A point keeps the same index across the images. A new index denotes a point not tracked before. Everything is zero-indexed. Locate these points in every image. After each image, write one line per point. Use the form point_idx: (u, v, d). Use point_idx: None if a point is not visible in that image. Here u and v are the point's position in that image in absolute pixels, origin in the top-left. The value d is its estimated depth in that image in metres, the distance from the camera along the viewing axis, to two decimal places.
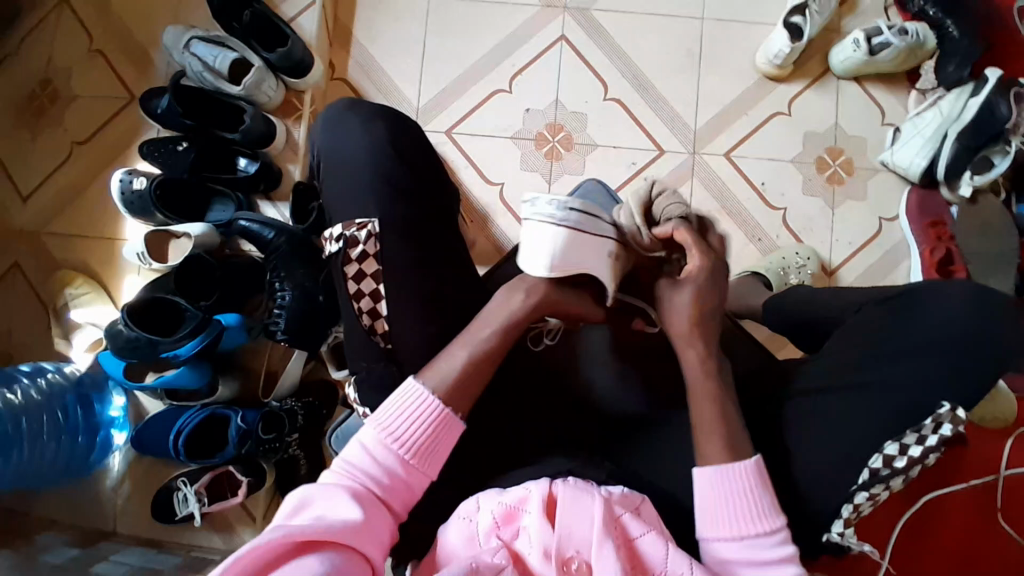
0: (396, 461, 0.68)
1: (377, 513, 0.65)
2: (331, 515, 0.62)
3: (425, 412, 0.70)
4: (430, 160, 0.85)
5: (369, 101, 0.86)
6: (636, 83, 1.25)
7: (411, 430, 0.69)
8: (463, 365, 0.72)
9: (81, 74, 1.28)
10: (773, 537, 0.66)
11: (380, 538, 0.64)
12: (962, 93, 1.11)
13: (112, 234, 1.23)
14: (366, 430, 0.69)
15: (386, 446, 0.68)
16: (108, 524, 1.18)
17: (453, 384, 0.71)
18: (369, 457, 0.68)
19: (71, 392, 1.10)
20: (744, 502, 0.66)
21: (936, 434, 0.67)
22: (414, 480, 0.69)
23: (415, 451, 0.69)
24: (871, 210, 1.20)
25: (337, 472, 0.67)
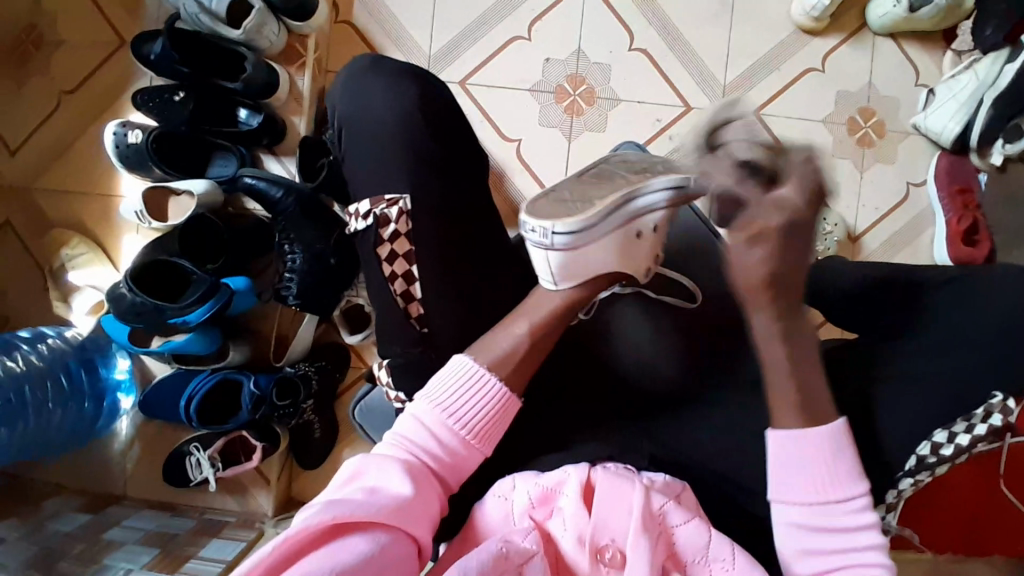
0: (452, 437, 0.67)
1: (430, 490, 0.64)
2: (381, 489, 0.61)
3: (482, 390, 0.68)
4: (463, 127, 0.80)
5: (396, 60, 0.81)
6: (664, 34, 1.18)
7: (473, 410, 0.67)
8: (523, 343, 0.70)
9: (65, 15, 1.17)
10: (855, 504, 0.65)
11: (431, 516, 0.62)
12: (999, 59, 1.05)
13: (107, 191, 1.16)
14: (421, 403, 0.68)
15: (445, 425, 0.67)
16: (118, 487, 1.17)
17: (514, 365, 0.70)
18: (423, 430, 0.67)
19: (72, 357, 1.06)
20: (824, 467, 0.65)
21: (986, 424, 0.69)
22: (469, 456, 0.67)
23: (471, 429, 0.67)
24: (899, 174, 1.17)
25: (393, 444, 0.66)
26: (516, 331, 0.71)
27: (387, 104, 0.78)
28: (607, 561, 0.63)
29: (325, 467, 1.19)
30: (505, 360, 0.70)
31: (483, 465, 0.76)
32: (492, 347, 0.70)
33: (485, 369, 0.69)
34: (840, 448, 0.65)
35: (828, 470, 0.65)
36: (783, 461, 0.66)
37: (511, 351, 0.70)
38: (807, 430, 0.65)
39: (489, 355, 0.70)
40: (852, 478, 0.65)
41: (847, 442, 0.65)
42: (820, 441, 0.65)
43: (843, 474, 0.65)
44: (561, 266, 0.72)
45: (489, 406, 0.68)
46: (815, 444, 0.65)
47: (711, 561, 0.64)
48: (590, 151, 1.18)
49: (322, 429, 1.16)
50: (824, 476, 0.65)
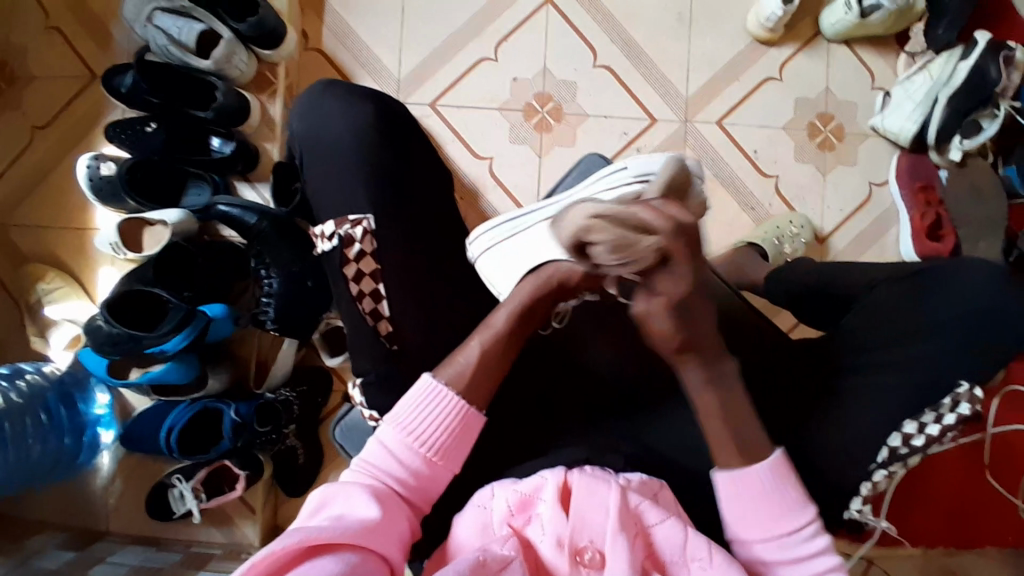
0: (416, 459, 0.67)
1: (397, 512, 0.64)
2: (348, 515, 0.61)
3: (445, 410, 0.69)
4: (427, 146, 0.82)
5: (351, 84, 0.85)
6: (626, 50, 1.22)
7: (433, 430, 0.68)
8: (477, 355, 0.71)
9: (36, 52, 1.18)
10: (805, 530, 0.65)
11: (400, 537, 0.63)
12: (952, 57, 1.11)
13: (82, 225, 1.16)
14: (385, 428, 0.69)
15: (408, 447, 0.67)
16: (101, 522, 1.15)
17: (471, 377, 0.70)
18: (387, 453, 0.67)
19: (52, 391, 1.05)
20: (773, 500, 0.65)
21: (954, 412, 0.72)
22: (436, 475, 0.68)
23: (436, 449, 0.68)
24: (862, 175, 1.20)
25: (358, 471, 0.67)
26: (470, 343, 0.72)
27: (345, 128, 0.82)
28: (586, 563, 0.63)
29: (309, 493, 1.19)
30: (468, 373, 0.70)
31: (465, 478, 0.77)
32: (454, 363, 0.71)
33: (449, 389, 0.69)
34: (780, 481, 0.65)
35: (777, 501, 0.65)
36: (733, 496, 0.65)
37: (477, 362, 0.71)
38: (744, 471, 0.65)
39: (449, 371, 0.71)
40: (798, 507, 0.65)
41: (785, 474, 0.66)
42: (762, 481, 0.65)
43: (790, 504, 0.65)
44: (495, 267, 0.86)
45: (452, 425, 0.69)
46: (756, 482, 0.65)
47: (690, 561, 0.64)
48: (560, 165, 1.20)
49: (307, 455, 1.17)
50: (767, 510, 0.65)
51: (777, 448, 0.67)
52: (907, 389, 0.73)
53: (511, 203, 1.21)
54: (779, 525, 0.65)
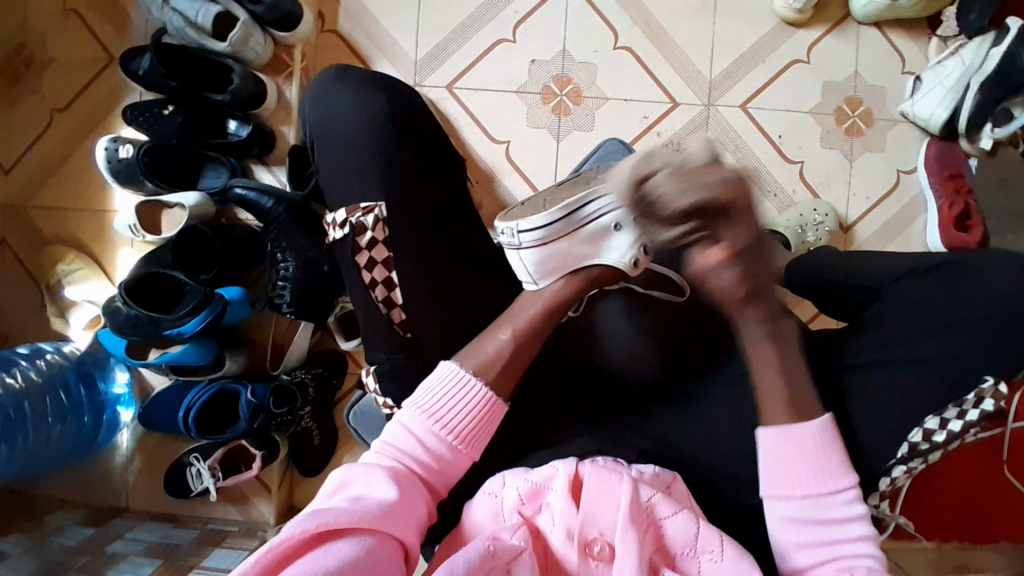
0: (440, 444, 0.67)
1: (416, 494, 0.64)
2: (365, 496, 0.61)
3: (469, 396, 0.69)
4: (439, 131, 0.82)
5: (361, 69, 0.85)
6: (648, 31, 1.19)
7: (457, 416, 0.68)
8: (510, 348, 0.72)
9: (55, 34, 1.18)
10: (842, 496, 0.65)
11: (417, 521, 0.63)
12: (984, 43, 1.06)
13: (101, 207, 1.17)
14: (407, 411, 0.69)
15: (431, 432, 0.68)
16: (120, 499, 1.17)
17: (500, 367, 0.71)
18: (408, 435, 0.68)
19: (71, 371, 1.07)
20: (806, 461, 0.66)
21: (978, 409, 0.70)
22: (456, 461, 0.68)
23: (458, 435, 0.68)
24: (889, 162, 1.17)
25: (379, 452, 0.67)
26: (502, 336, 0.72)
27: (356, 114, 0.80)
28: (595, 555, 0.62)
29: (324, 475, 1.20)
30: (498, 366, 0.71)
31: (477, 467, 0.77)
32: (481, 353, 0.71)
33: (473, 375, 0.70)
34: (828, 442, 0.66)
35: (825, 461, 0.66)
36: (776, 456, 0.67)
37: (502, 350, 0.72)
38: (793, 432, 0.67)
39: (477, 361, 0.71)
40: (841, 471, 0.66)
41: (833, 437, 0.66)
42: (807, 439, 0.66)
43: (833, 468, 0.66)
44: (536, 265, 0.76)
45: (476, 411, 0.69)
46: (806, 438, 0.66)
47: (700, 553, 0.64)
48: (578, 150, 1.19)
49: (321, 437, 1.17)
50: (815, 468, 0.66)
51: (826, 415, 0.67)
52: (931, 387, 0.71)
53: (527, 187, 1.19)
54: (819, 491, 0.65)
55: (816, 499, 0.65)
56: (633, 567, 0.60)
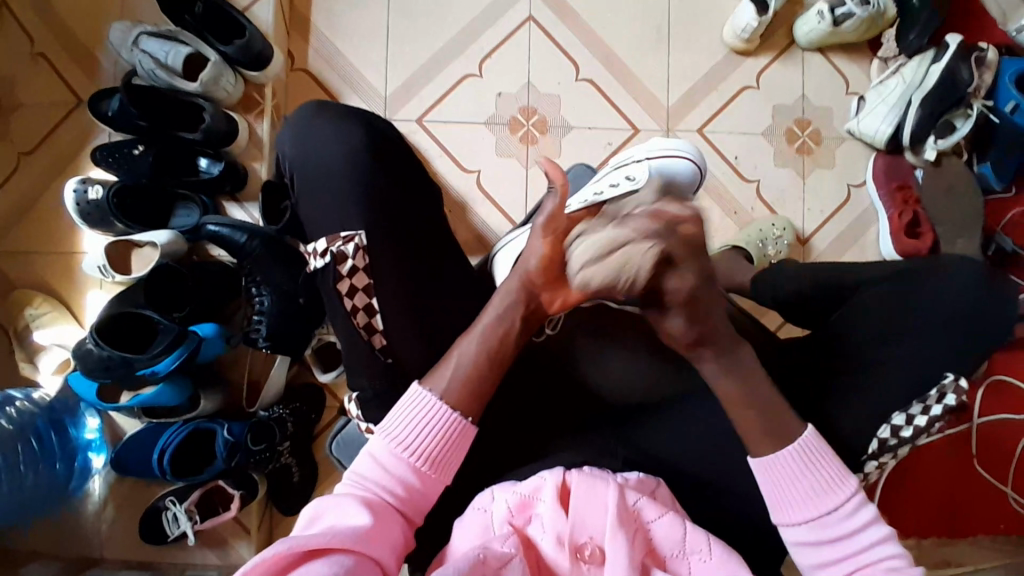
0: (407, 470, 0.68)
1: (389, 520, 0.65)
2: (339, 525, 0.62)
3: (436, 417, 0.70)
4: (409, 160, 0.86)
5: (337, 102, 0.87)
6: (607, 62, 1.25)
7: (424, 439, 0.69)
8: (474, 357, 0.73)
9: (22, 78, 1.18)
10: (846, 509, 0.67)
11: (392, 544, 0.63)
12: (924, 61, 1.14)
13: (70, 249, 1.16)
14: (374, 440, 0.70)
15: (397, 457, 0.69)
16: (91, 550, 1.13)
17: (463, 379, 0.72)
18: (377, 465, 0.68)
19: (43, 418, 1.04)
20: (805, 480, 0.68)
21: (941, 404, 0.74)
22: (426, 485, 0.69)
23: (425, 457, 0.69)
24: (840, 178, 1.23)
25: (352, 484, 0.68)
26: (466, 347, 0.73)
27: (333, 145, 0.83)
28: (586, 559, 0.64)
29: None
30: (462, 376, 0.72)
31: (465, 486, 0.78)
32: (444, 369, 0.72)
33: (437, 396, 0.70)
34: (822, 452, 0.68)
35: (823, 475, 0.68)
36: (770, 481, 0.69)
37: (465, 371, 0.72)
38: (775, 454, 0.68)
39: (441, 378, 0.72)
40: (839, 483, 0.68)
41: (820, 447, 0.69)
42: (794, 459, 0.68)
43: (830, 481, 0.67)
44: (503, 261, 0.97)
45: (443, 434, 0.70)
46: (791, 461, 0.68)
47: (689, 552, 0.65)
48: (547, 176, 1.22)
49: (301, 473, 1.16)
50: (811, 489, 0.67)
51: (806, 429, 0.69)
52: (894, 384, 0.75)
53: (498, 214, 1.22)
54: (823, 509, 0.67)
55: (820, 518, 0.67)
56: (623, 569, 0.61)
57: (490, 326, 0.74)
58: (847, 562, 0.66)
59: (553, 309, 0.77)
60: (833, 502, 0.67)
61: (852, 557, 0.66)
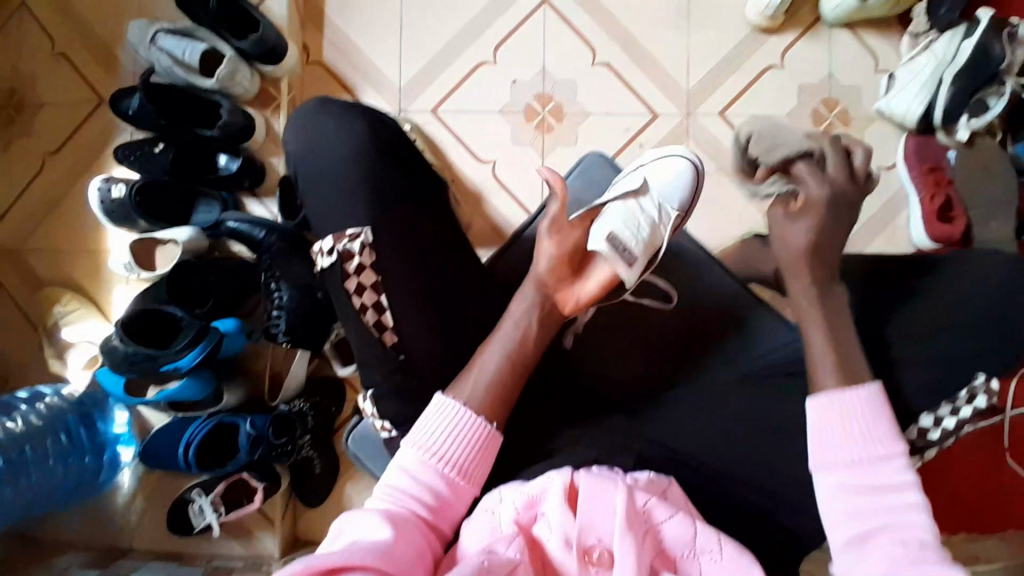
0: (440, 479, 0.68)
1: (415, 534, 0.63)
2: (363, 540, 0.59)
3: (466, 427, 0.71)
4: (416, 153, 0.85)
5: (346, 99, 0.85)
6: (624, 45, 1.22)
7: (456, 449, 0.70)
8: (497, 366, 0.74)
9: (46, 78, 1.21)
10: (895, 461, 0.66)
11: (419, 558, 0.61)
12: (955, 36, 1.08)
13: (94, 246, 1.18)
14: (406, 452, 0.70)
15: (430, 466, 0.69)
16: (122, 540, 1.16)
17: (486, 390, 0.73)
18: (410, 476, 0.68)
19: (71, 413, 1.07)
20: (875, 426, 0.68)
21: (972, 404, 0.77)
22: (458, 496, 0.69)
23: (456, 466, 0.69)
24: (868, 159, 1.19)
25: (383, 496, 0.67)
26: (490, 356, 0.75)
27: (344, 138, 0.81)
28: (595, 562, 0.61)
29: (327, 504, 1.20)
30: (485, 388, 0.73)
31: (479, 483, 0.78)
32: (467, 379, 0.74)
33: (467, 405, 0.72)
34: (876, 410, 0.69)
35: (870, 428, 0.68)
36: (826, 423, 0.69)
37: (488, 382, 0.73)
38: (847, 391, 0.70)
39: (463, 386, 0.73)
40: (891, 439, 0.67)
41: (882, 402, 0.70)
42: (859, 404, 0.69)
43: (886, 433, 0.68)
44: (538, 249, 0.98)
45: (472, 441, 0.71)
46: (859, 402, 0.69)
47: (699, 553, 0.63)
48: (563, 165, 1.20)
49: (322, 465, 1.17)
50: (862, 434, 0.68)
51: (875, 380, 0.71)
52: None
53: (515, 204, 1.21)
54: (864, 454, 0.67)
55: (861, 465, 0.66)
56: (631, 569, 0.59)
57: (513, 331, 0.77)
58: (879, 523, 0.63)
59: (567, 310, 0.80)
60: (886, 450, 0.67)
61: (884, 520, 0.63)
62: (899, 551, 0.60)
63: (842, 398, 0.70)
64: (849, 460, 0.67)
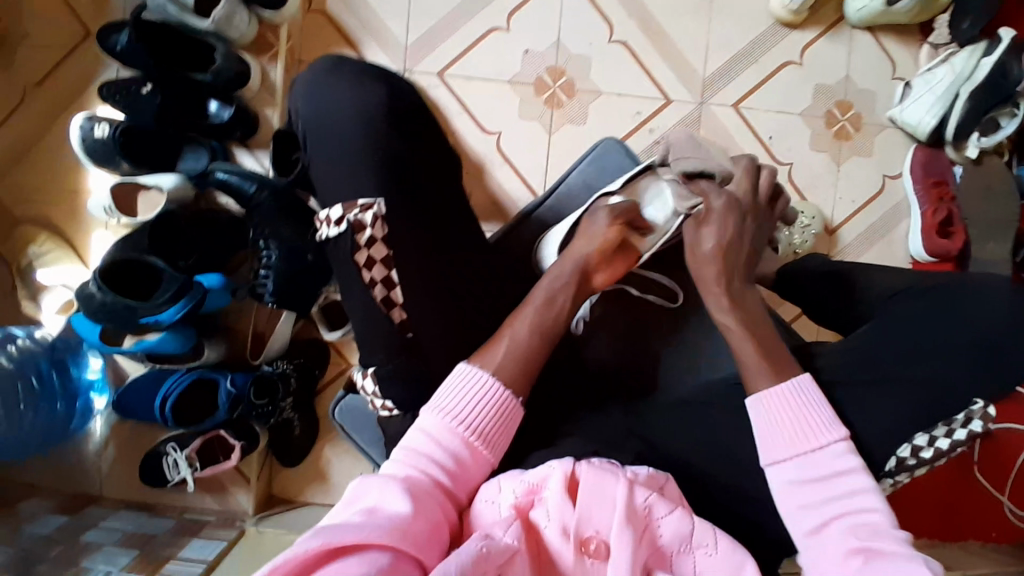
0: (460, 444, 0.67)
1: (433, 503, 0.62)
2: (379, 509, 0.59)
3: (487, 393, 0.69)
4: (428, 126, 0.82)
5: (356, 59, 0.82)
6: (643, 25, 1.17)
7: (478, 415, 0.68)
8: (528, 338, 0.73)
9: (30, 2, 1.13)
10: (838, 447, 0.63)
11: (437, 528, 0.60)
12: (975, 52, 1.06)
13: (75, 186, 1.13)
14: (427, 416, 0.68)
15: (450, 430, 0.67)
16: (94, 488, 1.15)
17: (513, 365, 0.71)
18: (431, 441, 0.67)
19: (44, 358, 1.02)
20: (807, 416, 0.65)
21: (966, 429, 0.70)
22: (478, 461, 0.68)
23: (479, 433, 0.68)
24: (876, 167, 1.18)
25: (403, 459, 0.66)
26: (520, 325, 0.73)
27: (351, 100, 0.78)
28: (591, 553, 0.60)
29: (305, 465, 1.19)
30: (512, 357, 0.71)
31: None
32: (492, 352, 0.72)
33: (490, 374, 0.70)
34: (809, 397, 0.66)
35: (807, 418, 0.65)
36: (765, 421, 0.66)
37: (517, 351, 0.72)
38: (769, 390, 0.66)
39: (486, 357, 0.72)
40: (828, 426, 0.64)
41: (815, 391, 0.67)
42: (789, 393, 0.66)
43: (819, 420, 0.65)
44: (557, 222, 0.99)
45: (495, 409, 0.69)
46: (783, 396, 0.66)
47: (695, 548, 0.62)
48: (571, 145, 1.17)
49: (302, 427, 1.17)
50: (798, 425, 0.65)
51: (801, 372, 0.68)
52: (918, 404, 0.72)
53: (518, 180, 1.18)
54: (809, 446, 0.64)
55: (803, 460, 0.63)
56: (629, 567, 0.57)
57: (541, 306, 0.75)
58: (838, 507, 0.61)
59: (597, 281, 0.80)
60: (825, 437, 0.64)
61: (841, 504, 0.61)
62: (851, 541, 0.58)
63: (775, 394, 0.66)
64: (795, 451, 0.64)
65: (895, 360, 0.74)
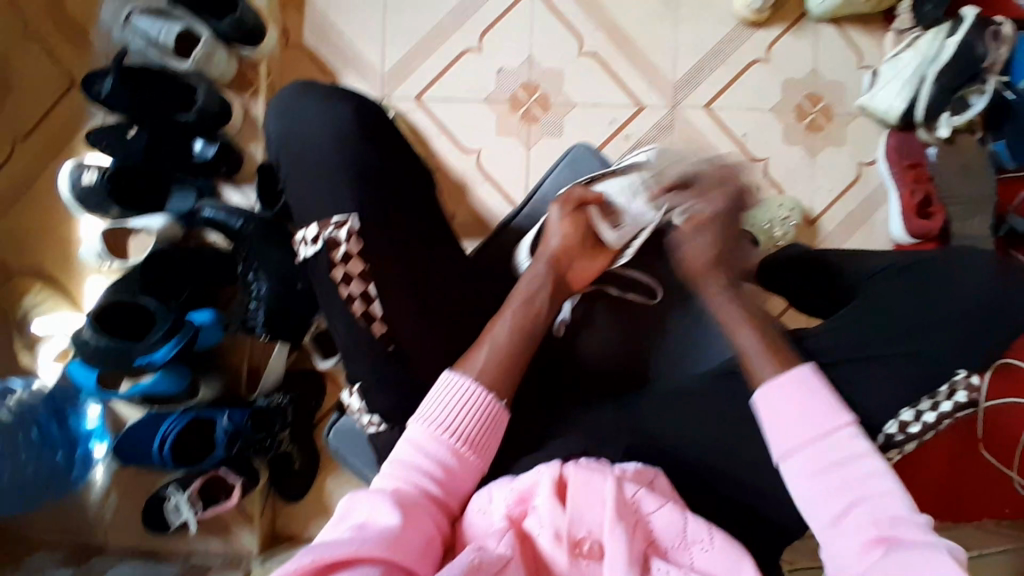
0: (448, 452, 0.66)
1: (423, 515, 0.61)
2: (369, 523, 0.58)
3: (471, 399, 0.69)
4: (405, 145, 0.83)
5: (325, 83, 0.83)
6: (612, 35, 1.20)
7: (464, 421, 0.68)
8: (508, 335, 0.74)
9: (11, 58, 1.15)
10: (848, 435, 0.63)
11: (428, 539, 0.60)
12: (939, 34, 1.10)
13: (64, 234, 1.14)
14: (414, 427, 0.68)
15: (438, 439, 0.67)
16: (97, 537, 1.13)
17: (497, 368, 0.71)
18: (419, 451, 0.66)
19: (42, 409, 1.03)
20: (813, 403, 0.65)
21: (951, 400, 0.72)
22: (467, 468, 0.67)
23: (466, 439, 0.67)
24: (850, 155, 1.20)
25: (392, 473, 0.65)
26: (501, 325, 0.75)
27: (328, 124, 0.79)
28: (585, 554, 0.59)
29: (308, 498, 1.18)
30: (498, 361, 0.72)
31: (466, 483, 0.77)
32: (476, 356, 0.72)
33: (474, 379, 0.70)
34: (812, 387, 0.66)
35: (818, 406, 0.65)
36: (771, 413, 0.66)
37: (501, 353, 0.72)
38: (771, 384, 0.67)
39: (471, 362, 0.72)
40: (835, 411, 0.65)
41: (820, 381, 0.67)
42: (792, 386, 0.66)
43: (826, 407, 0.65)
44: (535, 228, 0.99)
45: (480, 414, 0.69)
46: (789, 388, 0.66)
47: (691, 543, 0.61)
48: (549, 157, 1.19)
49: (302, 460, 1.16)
50: (803, 412, 0.65)
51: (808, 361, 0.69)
52: (910, 378, 0.72)
53: (499, 196, 1.19)
54: (816, 434, 0.64)
55: (817, 448, 0.63)
56: (623, 560, 0.57)
57: (521, 305, 0.77)
58: (855, 495, 0.61)
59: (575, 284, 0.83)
60: (830, 424, 0.64)
61: (859, 492, 0.61)
62: (871, 531, 0.58)
63: (777, 387, 0.67)
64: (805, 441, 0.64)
65: (883, 337, 0.74)
